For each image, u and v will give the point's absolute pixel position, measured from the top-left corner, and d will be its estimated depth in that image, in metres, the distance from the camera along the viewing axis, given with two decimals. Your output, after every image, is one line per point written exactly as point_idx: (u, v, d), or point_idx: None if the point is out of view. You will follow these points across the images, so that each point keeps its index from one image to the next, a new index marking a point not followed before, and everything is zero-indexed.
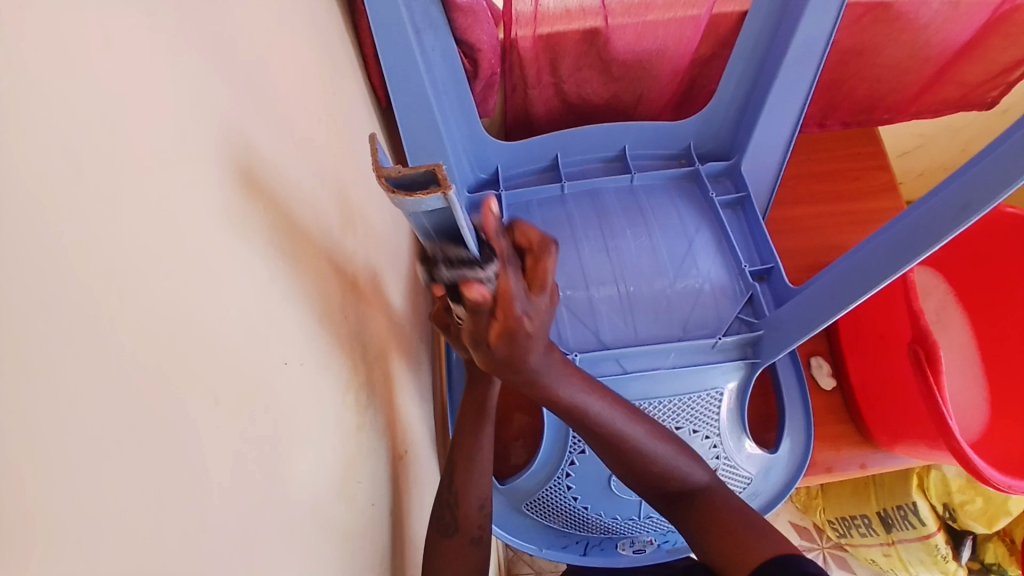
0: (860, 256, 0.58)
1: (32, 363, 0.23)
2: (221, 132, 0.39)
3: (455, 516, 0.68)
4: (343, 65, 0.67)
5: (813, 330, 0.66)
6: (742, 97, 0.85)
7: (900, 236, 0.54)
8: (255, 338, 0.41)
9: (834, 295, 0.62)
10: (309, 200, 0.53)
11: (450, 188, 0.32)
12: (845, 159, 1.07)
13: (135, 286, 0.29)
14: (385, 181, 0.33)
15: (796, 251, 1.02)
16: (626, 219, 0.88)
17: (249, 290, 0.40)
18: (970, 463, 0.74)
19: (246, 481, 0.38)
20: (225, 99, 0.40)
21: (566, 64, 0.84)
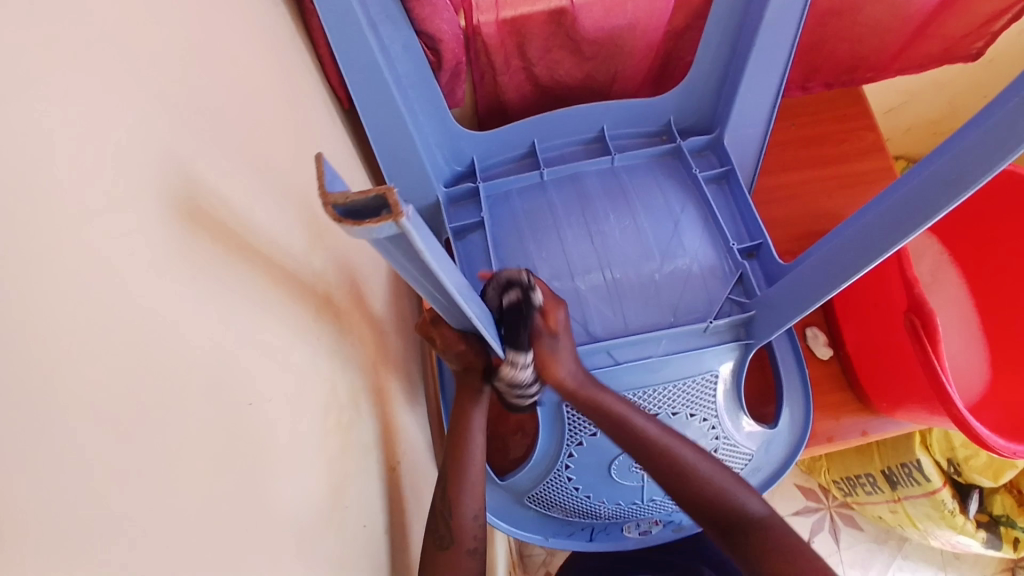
0: (852, 232, 0.56)
1: None
2: (157, 166, 0.36)
3: (449, 528, 0.68)
4: (298, 69, 0.64)
5: (805, 311, 0.64)
6: (721, 67, 0.82)
7: (893, 210, 0.52)
8: (216, 383, 0.39)
9: (826, 274, 0.60)
10: (266, 219, 0.51)
11: (403, 215, 0.30)
12: (830, 121, 1.04)
13: (64, 360, 0.27)
14: (331, 208, 0.30)
15: (785, 220, 1.00)
16: (609, 203, 0.86)
17: (204, 333, 0.38)
18: (970, 429, 0.73)
19: (217, 536, 0.37)
20: (160, 129, 0.38)
21: (535, 47, 0.81)
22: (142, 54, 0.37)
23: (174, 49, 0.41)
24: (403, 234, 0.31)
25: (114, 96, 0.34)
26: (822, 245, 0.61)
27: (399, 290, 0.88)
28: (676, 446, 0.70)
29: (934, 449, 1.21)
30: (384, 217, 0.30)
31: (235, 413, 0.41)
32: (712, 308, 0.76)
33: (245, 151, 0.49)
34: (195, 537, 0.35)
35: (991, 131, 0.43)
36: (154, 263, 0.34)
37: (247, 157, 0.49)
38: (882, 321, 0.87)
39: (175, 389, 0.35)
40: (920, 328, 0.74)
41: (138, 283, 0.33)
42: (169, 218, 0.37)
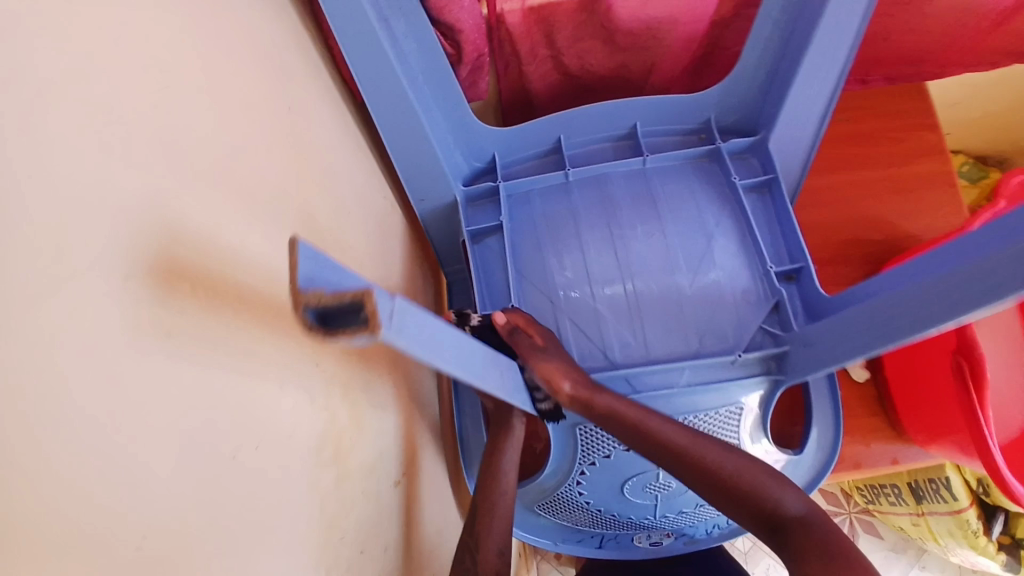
0: (898, 294, 0.50)
1: None
2: (119, 225, 0.32)
3: (474, 561, 0.71)
4: (303, 70, 0.59)
5: (844, 363, 0.58)
6: (769, 63, 0.73)
7: (942, 284, 0.45)
8: (182, 454, 0.36)
9: (867, 331, 0.54)
10: (256, 252, 0.47)
11: (378, 333, 0.27)
12: (888, 118, 0.94)
13: None
14: (300, 311, 0.27)
15: (830, 225, 0.92)
16: (635, 212, 0.79)
17: (165, 406, 0.35)
18: (1005, 486, 0.67)
19: None
20: (123, 179, 0.33)
21: (563, 36, 0.73)
22: (101, 95, 0.32)
23: (141, 80, 0.36)
24: (381, 345, 0.27)
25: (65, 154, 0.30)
26: (866, 303, 0.55)
27: (413, 293, 0.84)
28: (703, 445, 0.63)
29: (964, 467, 1.15)
30: (357, 331, 0.27)
31: (207, 486, 0.38)
32: (742, 339, 0.70)
33: (231, 180, 0.45)
34: None
35: None
36: (99, 347, 0.31)
37: (233, 187, 0.45)
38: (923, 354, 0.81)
39: (123, 482, 0.32)
40: (965, 371, 0.70)
41: (76, 376, 0.29)
42: (126, 288, 0.33)
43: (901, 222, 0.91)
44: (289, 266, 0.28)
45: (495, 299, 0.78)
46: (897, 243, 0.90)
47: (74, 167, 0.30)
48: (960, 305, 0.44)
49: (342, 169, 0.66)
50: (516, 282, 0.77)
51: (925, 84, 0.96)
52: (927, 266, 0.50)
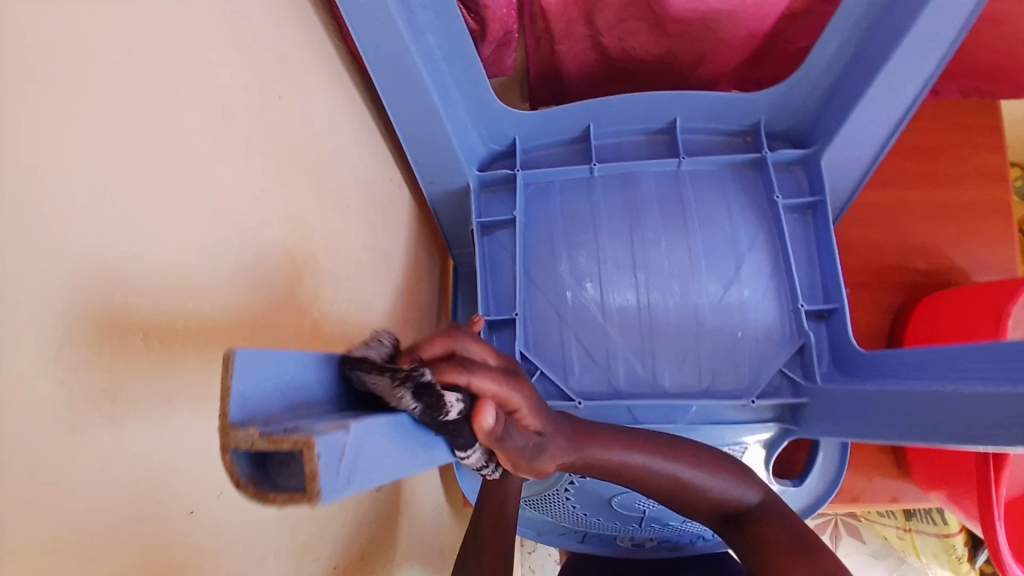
0: (943, 393, 0.46)
1: None
2: (60, 283, 0.28)
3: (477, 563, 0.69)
4: (299, 48, 0.52)
5: (865, 438, 0.55)
6: (836, 71, 0.65)
7: (998, 402, 0.41)
8: (137, 517, 0.33)
9: (899, 418, 0.50)
10: (229, 276, 0.42)
11: (315, 502, 0.22)
12: (950, 134, 0.87)
13: None
14: (229, 457, 0.23)
15: (869, 247, 0.85)
16: (662, 221, 0.72)
17: (116, 472, 0.32)
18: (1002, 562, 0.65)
19: None
20: (68, 225, 0.29)
21: (606, 15, 0.64)
22: (31, 129, 0.27)
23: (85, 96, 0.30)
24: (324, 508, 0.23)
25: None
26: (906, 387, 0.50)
27: (415, 280, 0.79)
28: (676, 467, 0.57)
29: None
30: (294, 495, 0.22)
31: (155, 555, 0.35)
32: (758, 381, 0.65)
33: (204, 196, 0.39)
34: None
35: None
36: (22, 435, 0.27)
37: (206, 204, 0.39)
38: None
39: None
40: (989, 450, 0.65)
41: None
42: (60, 359, 0.29)
43: (947, 249, 0.84)
44: (224, 391, 0.24)
45: (499, 302, 0.72)
46: (940, 274, 0.84)
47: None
48: (1011, 433, 0.40)
49: (344, 156, 0.60)
50: (523, 287, 0.72)
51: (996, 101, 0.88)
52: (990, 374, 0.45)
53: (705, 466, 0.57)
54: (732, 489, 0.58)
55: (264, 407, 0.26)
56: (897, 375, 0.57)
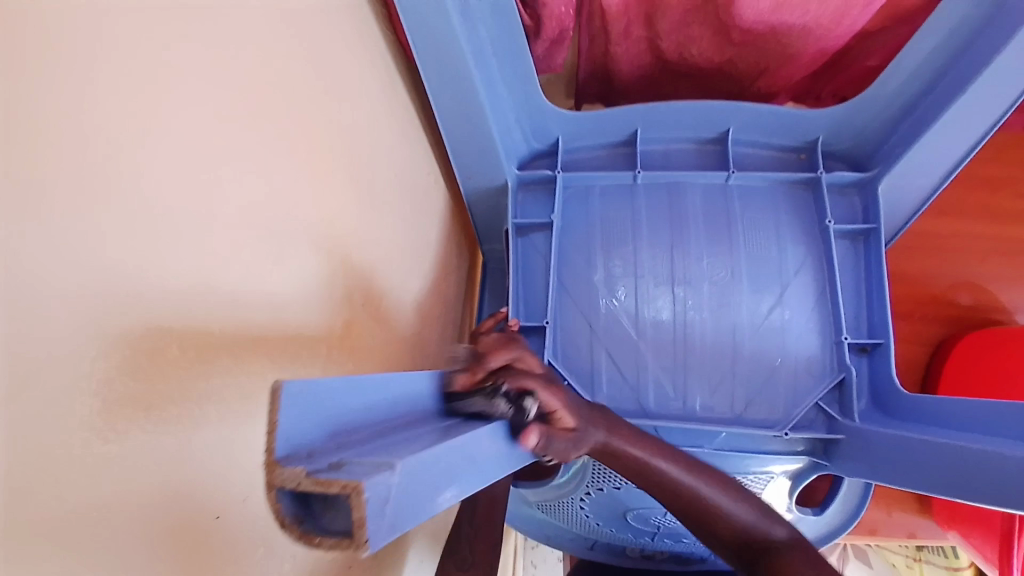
0: (998, 450, 0.43)
1: None
2: (103, 288, 0.27)
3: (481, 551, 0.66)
4: (347, 38, 0.50)
5: (890, 481, 0.54)
6: (906, 97, 0.62)
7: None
8: (171, 526, 0.33)
9: (941, 469, 0.48)
10: (263, 274, 0.40)
11: (362, 548, 0.21)
12: (1008, 170, 0.84)
13: None
14: (274, 495, 0.22)
15: (913, 278, 0.82)
16: (706, 236, 0.69)
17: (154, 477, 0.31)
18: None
19: None
20: (117, 228, 0.28)
21: (669, 19, 0.61)
22: (74, 127, 0.26)
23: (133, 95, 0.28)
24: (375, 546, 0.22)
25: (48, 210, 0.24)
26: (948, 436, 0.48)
27: (443, 275, 0.77)
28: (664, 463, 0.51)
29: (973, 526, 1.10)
30: (340, 540, 0.21)
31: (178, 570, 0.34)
32: (793, 412, 0.63)
33: (243, 192, 0.38)
34: None
35: None
36: (56, 450, 0.25)
37: (243, 203, 0.38)
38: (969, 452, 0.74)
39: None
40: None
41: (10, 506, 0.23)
42: (96, 368, 0.27)
43: (995, 287, 0.81)
44: (269, 424, 0.22)
45: (529, 308, 0.70)
46: (984, 310, 0.81)
47: (34, 242, 0.24)
48: None
49: (382, 150, 0.58)
50: (556, 294, 0.70)
51: None
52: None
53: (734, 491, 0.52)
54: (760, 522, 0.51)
55: (306, 440, 0.24)
56: (940, 424, 0.54)
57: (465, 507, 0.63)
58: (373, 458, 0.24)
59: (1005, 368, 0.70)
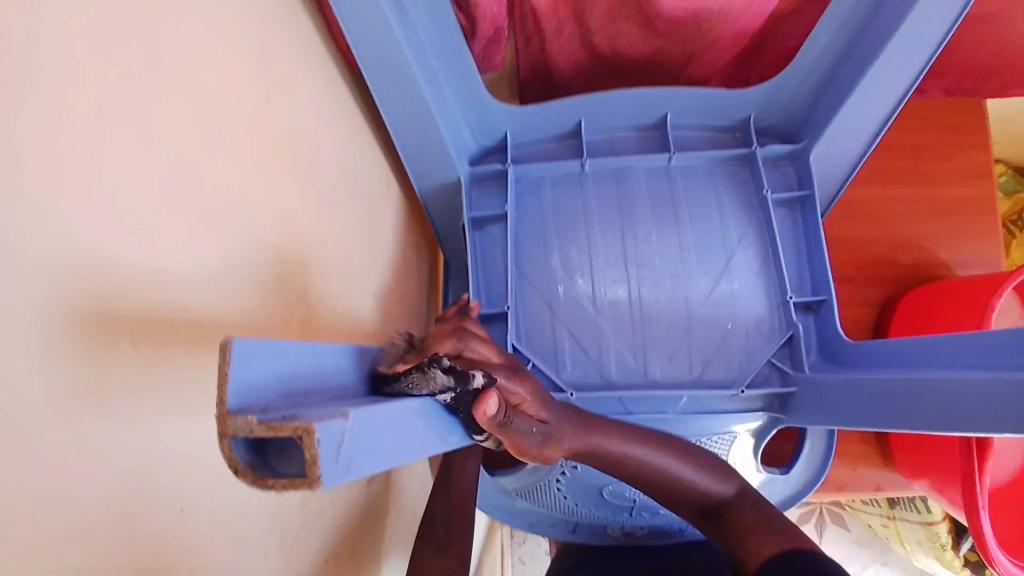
0: (934, 380, 0.47)
1: None
2: (51, 287, 0.29)
3: (447, 531, 0.64)
4: (285, 46, 0.52)
5: (847, 426, 0.57)
6: (824, 71, 0.66)
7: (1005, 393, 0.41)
8: (143, 511, 0.35)
9: (888, 405, 0.51)
10: (215, 274, 0.42)
11: (316, 486, 0.22)
12: (939, 131, 0.86)
13: None
14: (229, 445, 0.23)
15: (853, 242, 0.87)
16: (654, 217, 0.72)
17: (117, 466, 0.33)
18: (989, 554, 0.66)
19: None
20: (60, 229, 0.29)
21: (596, 15, 0.64)
22: (10, 129, 0.27)
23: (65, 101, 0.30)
24: (326, 487, 0.23)
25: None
26: (892, 375, 0.52)
27: (403, 275, 0.79)
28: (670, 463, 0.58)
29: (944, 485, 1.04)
30: (295, 481, 0.23)
31: (153, 558, 0.36)
32: (746, 373, 0.66)
33: (191, 192, 0.39)
34: None
35: None
36: (12, 443, 0.27)
37: (190, 205, 0.39)
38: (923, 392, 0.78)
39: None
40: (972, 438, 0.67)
41: None
42: (55, 368, 0.29)
43: (936, 246, 0.86)
44: (220, 378, 0.23)
45: (491, 297, 0.73)
46: (925, 268, 0.85)
47: None
48: (993, 420, 0.42)
49: (331, 152, 0.60)
50: (515, 282, 0.72)
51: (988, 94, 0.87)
52: (971, 359, 0.48)
53: (693, 460, 0.59)
54: (716, 483, 0.58)
55: (258, 398, 0.25)
56: (886, 364, 0.58)
57: (437, 491, 0.66)
58: (323, 411, 0.25)
59: (945, 316, 0.75)
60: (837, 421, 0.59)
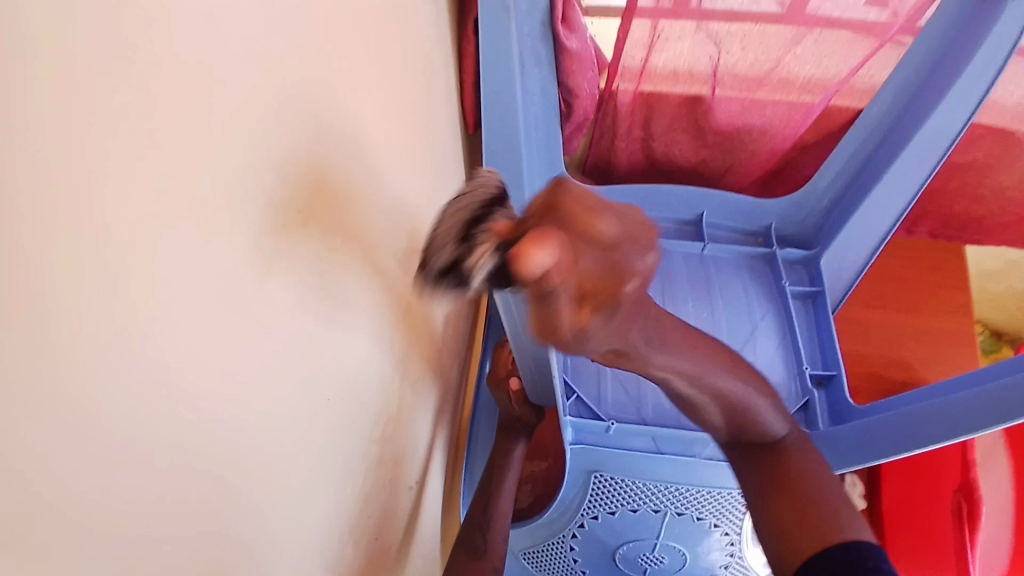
0: (947, 397, 0.54)
1: (121, 424, 0.24)
2: (313, 169, 0.38)
3: (485, 539, 0.69)
4: (442, 93, 0.66)
5: (864, 462, 0.61)
6: (837, 189, 0.81)
7: (983, 401, 0.51)
8: (311, 384, 0.41)
9: (903, 429, 0.57)
10: (375, 227, 0.52)
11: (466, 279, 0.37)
12: (924, 271, 1.02)
13: (214, 341, 0.29)
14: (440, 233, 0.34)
15: (853, 354, 0.98)
16: (691, 289, 0.84)
17: (307, 336, 0.39)
18: None
19: (272, 520, 0.39)
20: (329, 134, 0.39)
21: (660, 124, 0.81)
22: (321, 51, 0.37)
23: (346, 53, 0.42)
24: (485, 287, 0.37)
25: (294, 94, 0.35)
26: (904, 405, 0.59)
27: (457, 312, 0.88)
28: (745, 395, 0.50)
29: None
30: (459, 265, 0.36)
31: (302, 435, 0.41)
32: None
33: (374, 157, 0.50)
34: (256, 518, 0.36)
35: None
36: (271, 263, 0.34)
37: (374, 164, 0.50)
38: (926, 493, 0.82)
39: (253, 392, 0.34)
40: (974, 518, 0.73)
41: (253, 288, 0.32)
42: (304, 232, 0.37)
43: (925, 367, 0.97)
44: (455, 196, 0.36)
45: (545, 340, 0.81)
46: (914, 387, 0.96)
47: (289, 107, 0.34)
48: (1009, 408, 0.50)
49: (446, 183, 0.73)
50: None
51: (964, 246, 1.04)
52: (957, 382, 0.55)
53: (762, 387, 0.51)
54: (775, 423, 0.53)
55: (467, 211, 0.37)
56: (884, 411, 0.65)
57: (477, 501, 0.72)
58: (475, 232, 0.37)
59: None
60: (854, 465, 0.63)
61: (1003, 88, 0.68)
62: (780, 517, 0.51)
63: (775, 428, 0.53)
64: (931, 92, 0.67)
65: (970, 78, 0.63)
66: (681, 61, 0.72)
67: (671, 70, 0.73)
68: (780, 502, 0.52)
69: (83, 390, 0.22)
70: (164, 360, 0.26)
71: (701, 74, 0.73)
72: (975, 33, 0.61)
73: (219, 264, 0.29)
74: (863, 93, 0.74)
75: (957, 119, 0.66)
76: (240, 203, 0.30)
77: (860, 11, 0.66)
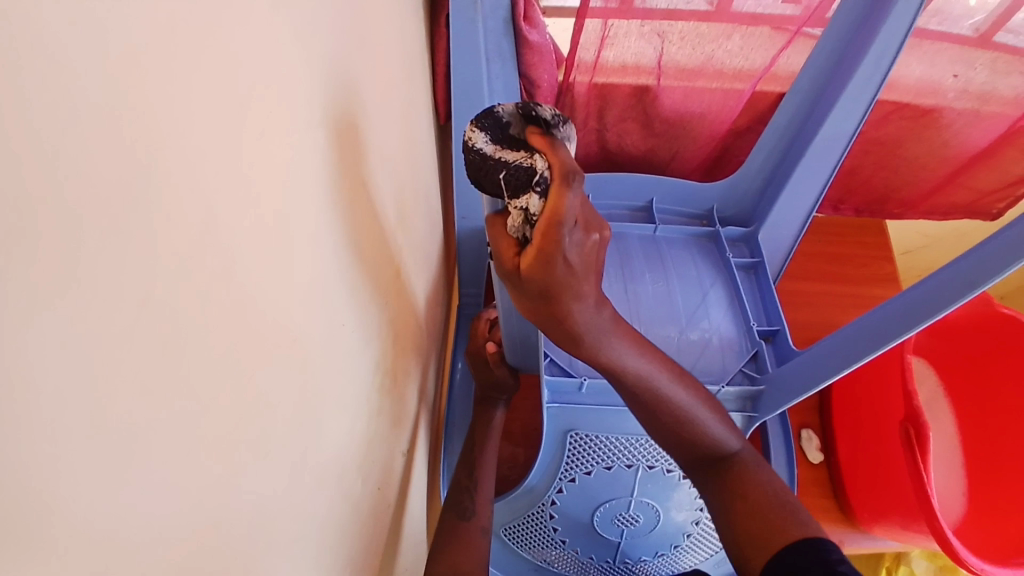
0: (873, 318, 0.62)
1: (200, 279, 0.28)
2: (324, 106, 0.43)
3: (472, 500, 0.72)
4: (419, 80, 0.73)
5: (811, 390, 0.69)
6: (767, 171, 0.91)
7: (889, 317, 0.61)
8: (323, 307, 0.45)
9: (843, 350, 0.65)
10: (373, 185, 0.57)
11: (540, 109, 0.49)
12: (854, 246, 1.14)
13: (260, 232, 0.34)
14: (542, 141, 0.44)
15: (802, 323, 1.07)
16: (647, 264, 0.92)
17: (321, 261, 0.44)
18: (952, 547, 0.76)
19: (301, 424, 0.43)
20: (337, 81, 0.45)
21: (612, 114, 0.90)
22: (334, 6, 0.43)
23: (350, 20, 0.48)
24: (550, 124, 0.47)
25: (319, 37, 0.41)
26: (838, 334, 0.67)
27: (436, 295, 0.93)
28: (699, 413, 0.60)
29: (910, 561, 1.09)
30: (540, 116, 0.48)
31: (317, 355, 0.45)
32: (727, 371, 0.82)
33: (373, 120, 0.56)
34: (288, 420, 0.40)
35: (999, 245, 0.51)
36: (295, 181, 0.38)
37: (373, 127, 0.56)
38: (874, 432, 0.91)
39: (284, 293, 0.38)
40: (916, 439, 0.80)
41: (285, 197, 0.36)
42: (316, 162, 0.42)
43: None
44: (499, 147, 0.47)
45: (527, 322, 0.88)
46: None
47: (313, 47, 0.39)
48: (919, 315, 0.58)
49: (424, 165, 0.79)
50: None
51: (887, 221, 1.16)
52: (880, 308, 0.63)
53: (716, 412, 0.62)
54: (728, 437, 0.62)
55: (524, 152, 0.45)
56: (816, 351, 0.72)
57: (464, 468, 0.76)
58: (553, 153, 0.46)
59: (863, 374, 0.95)
60: (805, 396, 0.71)
61: (899, 69, 0.81)
62: (741, 527, 0.57)
63: (722, 439, 0.61)
64: (834, 91, 0.79)
65: (858, 81, 0.75)
66: (629, 55, 0.82)
67: (621, 63, 0.82)
68: (736, 511, 0.58)
69: (175, 238, 0.26)
70: (227, 235, 0.30)
71: (647, 67, 0.83)
72: (868, 30, 0.73)
73: (266, 161, 0.33)
74: (785, 80, 0.85)
75: (854, 115, 0.78)
76: (279, 125, 0.35)
77: (776, 6, 0.76)
